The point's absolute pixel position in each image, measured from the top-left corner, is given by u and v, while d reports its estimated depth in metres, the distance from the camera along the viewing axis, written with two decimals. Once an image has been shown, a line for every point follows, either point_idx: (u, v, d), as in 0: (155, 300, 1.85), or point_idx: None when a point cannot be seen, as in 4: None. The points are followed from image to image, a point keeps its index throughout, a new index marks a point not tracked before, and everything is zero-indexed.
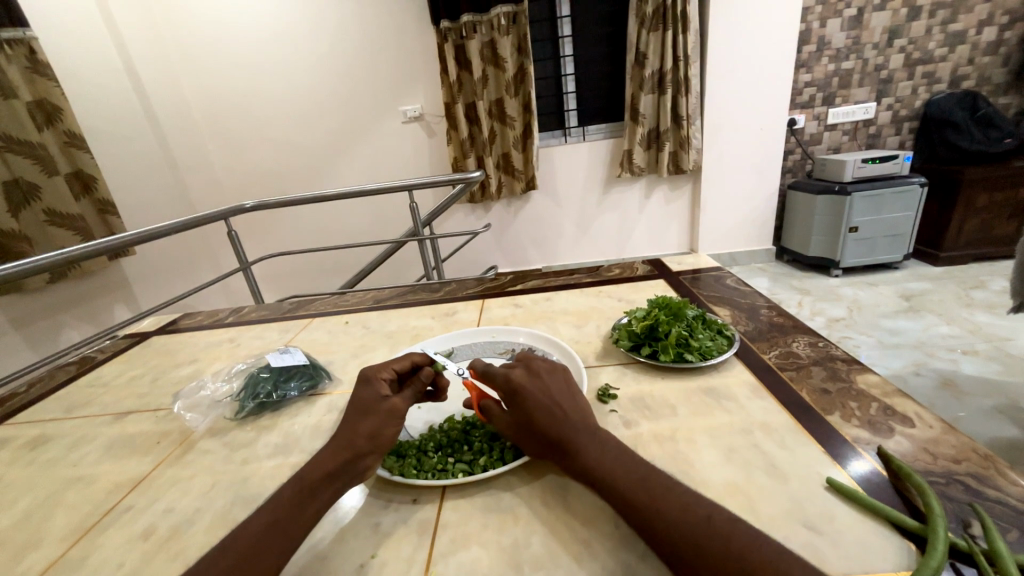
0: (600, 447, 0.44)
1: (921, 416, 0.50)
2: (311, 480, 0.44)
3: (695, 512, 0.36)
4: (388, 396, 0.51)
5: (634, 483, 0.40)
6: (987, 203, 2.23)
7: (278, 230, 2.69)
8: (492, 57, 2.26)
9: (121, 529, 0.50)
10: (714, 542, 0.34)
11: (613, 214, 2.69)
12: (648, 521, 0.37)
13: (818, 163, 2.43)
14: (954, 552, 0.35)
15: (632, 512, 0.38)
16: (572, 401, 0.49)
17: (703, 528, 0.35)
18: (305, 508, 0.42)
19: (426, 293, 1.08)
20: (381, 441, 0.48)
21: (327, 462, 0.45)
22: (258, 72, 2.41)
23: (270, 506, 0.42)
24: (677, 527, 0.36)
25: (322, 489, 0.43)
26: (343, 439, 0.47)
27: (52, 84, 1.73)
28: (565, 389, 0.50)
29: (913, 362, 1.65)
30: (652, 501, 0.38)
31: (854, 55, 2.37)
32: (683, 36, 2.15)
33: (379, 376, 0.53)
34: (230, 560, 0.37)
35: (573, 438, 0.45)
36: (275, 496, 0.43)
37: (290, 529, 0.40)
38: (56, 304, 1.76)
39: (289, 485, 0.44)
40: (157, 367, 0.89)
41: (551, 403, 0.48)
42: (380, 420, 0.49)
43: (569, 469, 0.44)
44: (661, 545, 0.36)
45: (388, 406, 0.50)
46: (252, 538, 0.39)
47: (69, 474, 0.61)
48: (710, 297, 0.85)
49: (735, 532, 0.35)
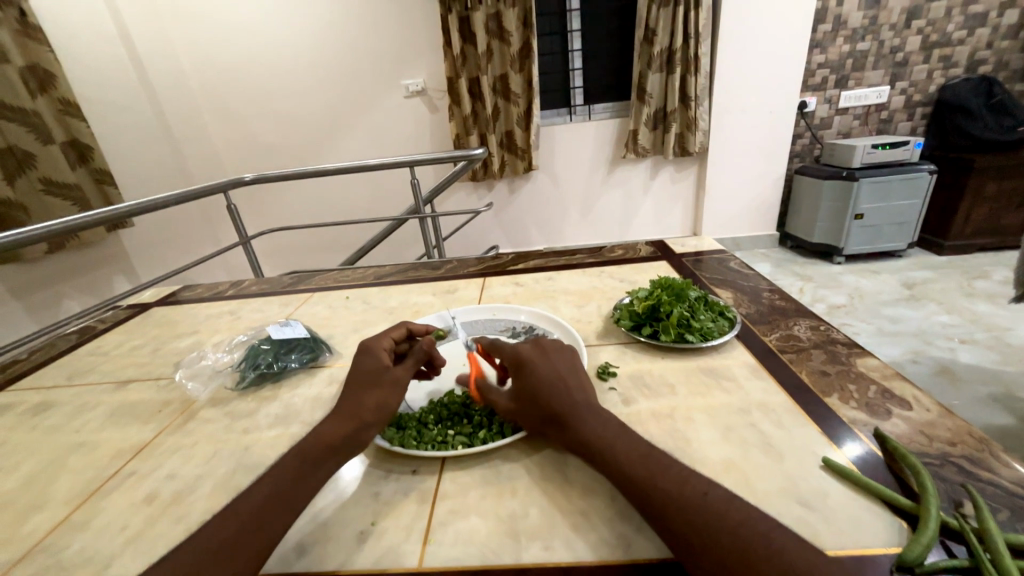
0: (601, 423, 0.44)
1: (919, 400, 0.51)
2: (314, 450, 0.44)
3: (692, 488, 0.37)
4: (390, 367, 0.52)
5: (632, 458, 0.40)
6: (995, 192, 2.20)
7: (278, 205, 2.66)
8: (497, 30, 2.19)
9: (124, 493, 0.51)
10: (710, 517, 0.34)
11: (617, 196, 2.66)
12: (645, 494, 0.38)
13: (827, 148, 2.39)
14: (945, 530, 0.36)
15: (629, 484, 0.39)
16: (577, 380, 0.49)
17: (700, 503, 0.35)
18: (308, 478, 0.43)
19: (426, 270, 1.08)
20: (385, 412, 0.48)
21: (330, 433, 0.46)
22: (256, 41, 2.34)
23: (270, 477, 0.42)
24: (674, 501, 0.36)
25: (325, 460, 0.44)
26: (346, 411, 0.48)
27: (45, 48, 1.69)
28: (573, 369, 0.50)
29: (911, 350, 1.66)
30: (650, 476, 0.38)
31: (870, 36, 2.30)
32: (694, 13, 2.09)
33: (380, 346, 0.54)
34: (231, 530, 0.38)
35: (575, 413, 0.45)
36: (276, 466, 0.43)
37: (294, 498, 0.41)
38: (56, 274, 1.76)
39: (290, 454, 0.44)
40: (157, 338, 0.90)
41: (558, 379, 0.48)
42: (384, 392, 0.49)
43: (567, 442, 0.45)
44: (656, 517, 0.36)
45: (391, 376, 0.51)
46: (255, 507, 0.40)
47: (72, 440, 0.62)
48: (713, 280, 0.85)
49: (731, 509, 0.35)
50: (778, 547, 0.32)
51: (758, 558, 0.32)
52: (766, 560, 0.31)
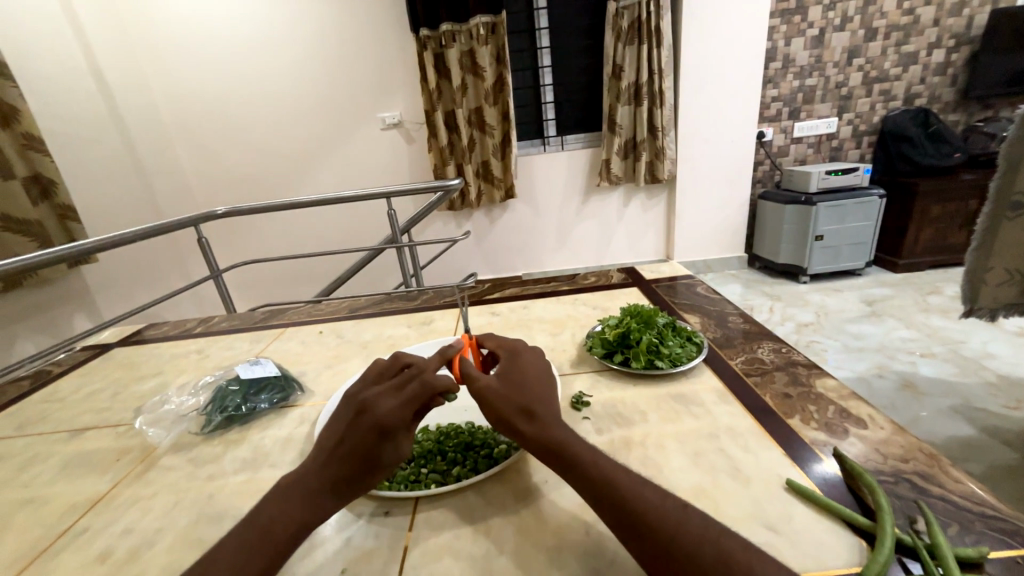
0: (577, 435, 0.45)
1: (873, 418, 0.53)
2: (307, 495, 0.43)
3: (672, 501, 0.38)
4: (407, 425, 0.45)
5: (612, 469, 0.41)
6: (939, 213, 2.37)
7: (252, 237, 2.62)
8: (471, 66, 2.28)
9: (75, 552, 0.48)
10: (690, 528, 0.36)
11: (592, 222, 2.74)
12: (623, 503, 0.38)
13: (785, 175, 2.53)
14: (901, 547, 0.38)
15: (605, 493, 0.39)
16: (550, 388, 0.50)
17: (680, 515, 0.37)
18: (294, 523, 0.41)
19: (403, 301, 1.08)
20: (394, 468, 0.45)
21: (327, 478, 0.43)
22: (232, 75, 2.36)
23: (250, 520, 0.41)
24: (651, 506, 0.37)
25: (318, 504, 0.42)
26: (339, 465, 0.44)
27: (8, 83, 1.65)
28: (549, 378, 0.51)
29: (875, 364, 1.73)
30: (631, 486, 0.39)
31: (816, 73, 2.49)
32: (657, 50, 2.22)
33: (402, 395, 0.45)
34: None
35: (551, 417, 0.46)
36: (259, 506, 0.43)
37: (275, 543, 0.39)
38: (10, 314, 1.67)
39: (278, 495, 0.43)
40: (118, 380, 0.86)
41: (537, 380, 0.49)
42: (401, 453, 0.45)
43: (530, 437, 0.44)
44: (633, 526, 0.37)
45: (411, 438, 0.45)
46: (232, 551, 0.39)
47: (19, 496, 0.58)
48: (682, 305, 0.88)
49: (709, 522, 0.37)
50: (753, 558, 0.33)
51: (738, 568, 0.33)
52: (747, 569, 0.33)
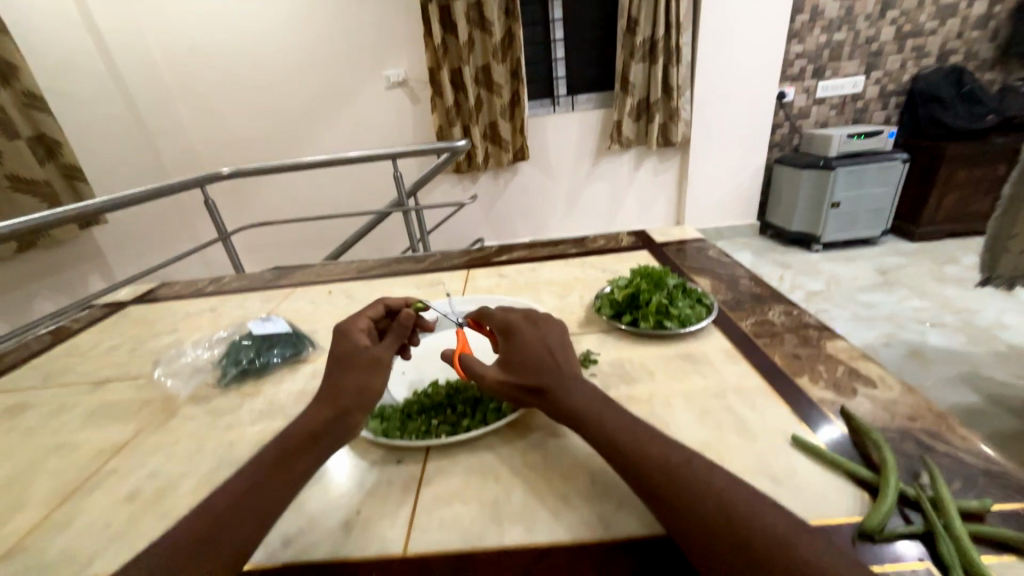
0: (586, 395, 0.45)
1: (883, 378, 0.53)
2: (295, 441, 0.44)
3: (676, 456, 0.38)
4: (368, 346, 0.51)
5: (619, 428, 0.42)
6: (964, 180, 2.28)
7: (258, 200, 2.61)
8: (478, 19, 2.17)
9: (105, 492, 0.50)
10: (693, 482, 0.36)
11: (602, 187, 2.68)
12: (629, 462, 0.39)
13: (805, 138, 2.43)
14: (904, 500, 0.38)
15: (614, 454, 0.40)
16: (565, 356, 0.50)
17: (684, 469, 0.37)
18: (289, 471, 0.42)
19: (410, 263, 1.07)
20: (367, 393, 0.48)
21: (310, 422, 0.45)
22: (230, 29, 2.27)
23: (252, 470, 0.42)
24: (656, 463, 0.38)
25: (307, 448, 0.44)
26: (326, 396, 0.48)
27: (2, 37, 1.60)
28: (559, 344, 0.51)
29: (885, 333, 1.71)
30: (636, 444, 0.40)
31: (846, 26, 2.33)
32: (675, 2, 2.09)
33: (355, 328, 0.53)
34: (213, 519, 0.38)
35: (562, 384, 0.46)
36: (259, 457, 0.43)
37: (277, 491, 0.41)
38: (26, 274, 1.70)
39: (272, 446, 0.44)
40: (135, 337, 0.88)
41: (539, 354, 0.49)
42: (362, 372, 0.49)
43: (551, 410, 0.46)
44: (640, 483, 0.38)
45: (370, 356, 0.50)
46: (236, 499, 0.39)
47: (49, 442, 0.61)
48: (692, 268, 0.87)
49: (712, 475, 0.36)
50: (756, 508, 0.33)
51: (736, 518, 0.33)
52: (746, 519, 0.33)
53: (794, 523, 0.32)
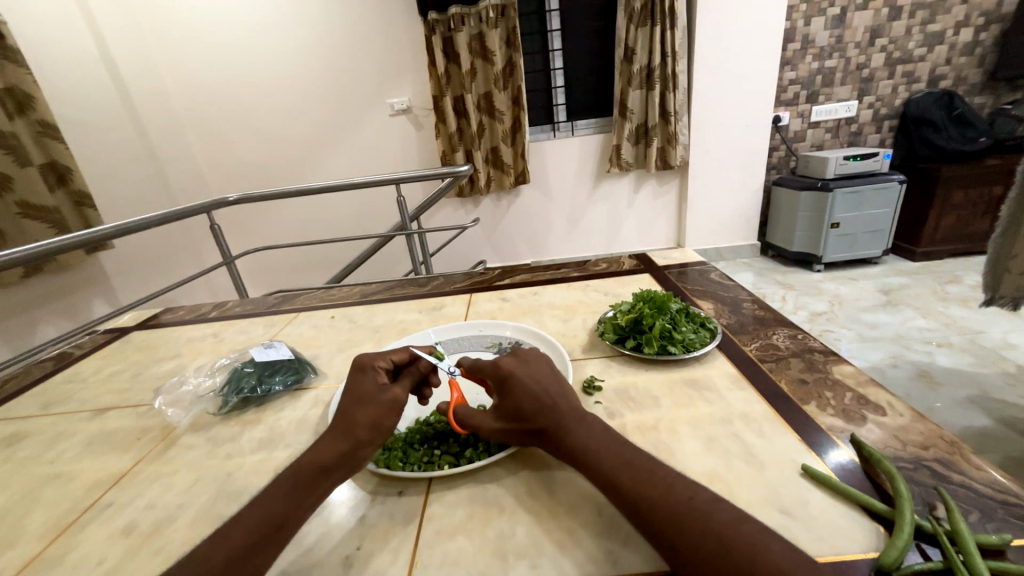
0: (589, 431, 0.45)
1: (892, 405, 0.52)
2: (304, 473, 0.43)
3: (677, 493, 0.37)
4: (388, 385, 0.50)
5: (619, 467, 0.41)
6: (962, 200, 2.30)
7: (263, 224, 2.64)
8: (480, 50, 2.24)
9: (100, 526, 0.49)
10: (694, 521, 0.35)
11: (602, 209, 2.71)
12: (631, 500, 0.38)
13: (801, 160, 2.47)
14: (920, 533, 0.37)
15: (616, 492, 0.39)
16: (560, 393, 0.49)
17: (685, 507, 0.36)
18: (297, 503, 0.42)
19: (413, 287, 1.08)
20: (380, 430, 0.47)
21: (321, 454, 0.45)
22: (241, 62, 2.35)
23: (261, 501, 0.42)
24: (657, 502, 0.37)
25: (316, 480, 0.43)
26: (341, 428, 0.47)
27: (23, 71, 1.67)
28: (549, 381, 0.49)
29: (891, 354, 1.70)
30: (636, 483, 0.39)
31: (837, 54, 2.41)
32: (671, 32, 2.17)
33: (376, 364, 0.52)
34: (225, 554, 0.37)
35: (561, 424, 0.45)
36: (269, 487, 0.43)
37: (285, 524, 0.40)
38: (32, 299, 1.71)
39: (282, 476, 0.44)
40: (136, 363, 0.88)
41: (534, 397, 0.47)
42: (380, 410, 0.48)
43: (555, 451, 0.45)
44: (644, 524, 0.37)
45: (389, 395, 0.49)
46: (245, 533, 0.39)
47: (46, 472, 0.60)
48: (695, 291, 0.87)
49: (715, 511, 0.35)
50: (758, 547, 0.32)
51: (739, 559, 0.32)
52: (751, 560, 0.32)
53: (802, 564, 0.31)
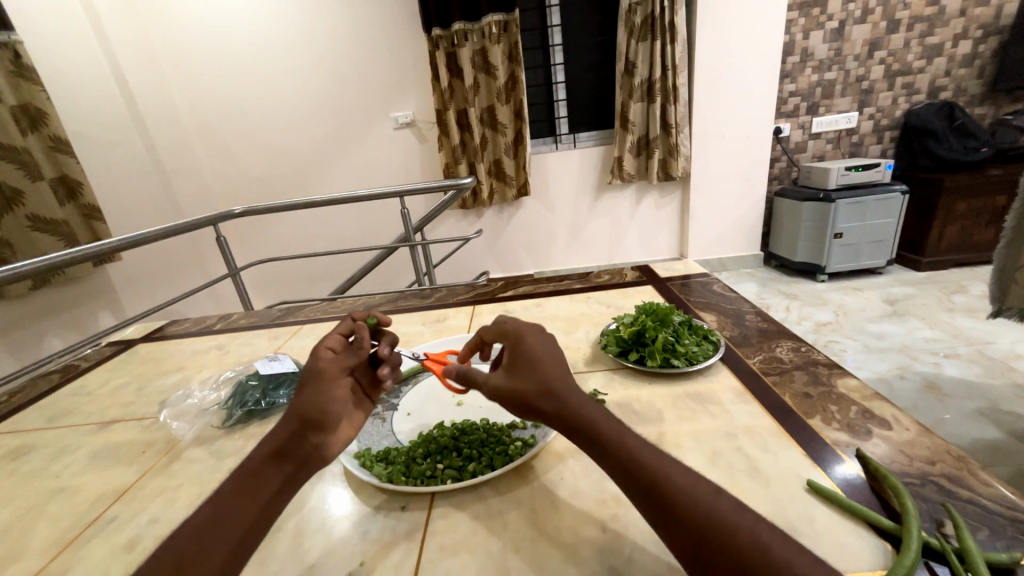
0: (600, 409, 0.43)
1: (898, 419, 0.52)
2: (255, 471, 0.43)
3: (703, 485, 0.37)
4: (322, 366, 0.48)
5: (642, 449, 0.40)
6: (966, 210, 2.30)
7: (268, 236, 2.67)
8: (483, 65, 2.28)
9: (105, 540, 0.50)
10: (725, 520, 0.34)
11: (604, 220, 2.72)
12: (656, 487, 0.37)
13: (803, 171, 2.48)
14: (928, 551, 0.37)
15: (639, 482, 0.38)
16: (559, 365, 0.46)
17: (715, 500, 0.36)
18: (250, 502, 0.41)
19: (417, 299, 1.09)
20: (322, 410, 0.46)
21: (268, 447, 0.45)
22: (249, 78, 2.41)
23: (215, 500, 0.41)
24: (685, 497, 0.36)
25: (268, 475, 0.43)
26: (285, 420, 0.46)
27: (38, 88, 1.71)
28: (549, 350, 0.47)
29: (897, 365, 1.68)
30: (662, 470, 0.38)
31: (836, 66, 2.43)
32: (671, 46, 2.20)
33: (322, 345, 0.51)
34: (174, 558, 0.37)
35: (567, 396, 0.43)
36: (222, 488, 0.42)
37: (236, 520, 0.40)
38: (38, 311, 1.73)
39: (234, 477, 0.43)
40: (141, 375, 0.88)
41: (533, 363, 0.45)
42: (312, 393, 0.47)
43: (553, 420, 0.43)
44: (669, 512, 0.36)
45: (320, 377, 0.48)
46: (196, 534, 0.38)
47: (51, 486, 0.60)
48: (697, 303, 0.87)
49: (741, 510, 0.35)
50: (789, 552, 0.32)
51: (773, 561, 0.32)
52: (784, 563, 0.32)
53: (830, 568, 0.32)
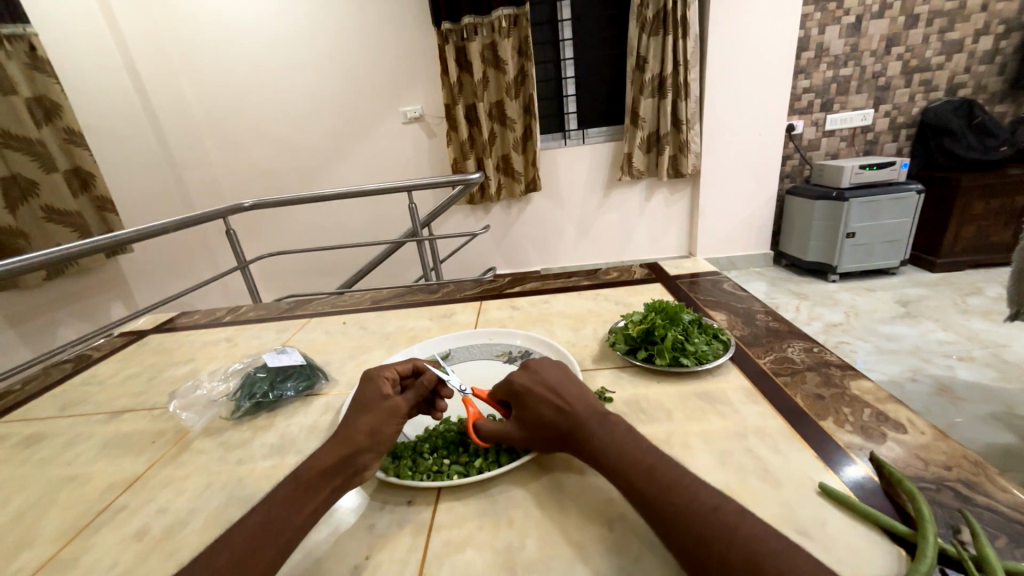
0: (611, 434, 0.45)
1: (913, 422, 0.51)
2: (308, 477, 0.44)
3: (702, 502, 0.37)
4: (389, 395, 0.52)
5: (643, 473, 0.40)
6: (983, 211, 2.25)
7: (277, 229, 2.69)
8: (492, 59, 2.26)
9: (116, 527, 0.50)
10: (720, 534, 0.34)
11: (612, 218, 2.70)
12: (654, 509, 0.38)
13: (816, 169, 2.44)
14: (944, 557, 0.36)
15: (640, 501, 0.39)
16: (577, 394, 0.49)
17: (710, 517, 0.35)
18: (301, 506, 0.42)
19: (425, 294, 1.08)
20: (381, 437, 0.48)
21: (324, 458, 0.45)
22: (259, 73, 2.42)
23: (266, 505, 0.42)
24: (681, 514, 0.36)
25: (318, 487, 0.44)
26: (344, 435, 0.48)
27: (51, 80, 1.73)
28: (562, 383, 0.50)
29: (910, 367, 1.65)
30: (660, 492, 0.38)
31: (852, 62, 2.38)
32: (683, 41, 2.16)
33: (381, 374, 0.54)
34: (226, 557, 0.37)
35: (582, 431, 0.46)
36: (274, 492, 0.43)
37: (285, 527, 0.40)
38: (52, 301, 1.75)
39: (286, 482, 0.44)
40: (152, 366, 0.89)
41: (545, 403, 0.49)
42: (378, 416, 0.49)
43: (581, 456, 0.46)
44: (669, 535, 0.36)
45: (389, 404, 0.50)
46: (247, 537, 0.39)
47: (64, 473, 0.61)
48: (707, 302, 0.86)
49: (742, 524, 0.35)
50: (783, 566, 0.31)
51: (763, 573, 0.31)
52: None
53: None
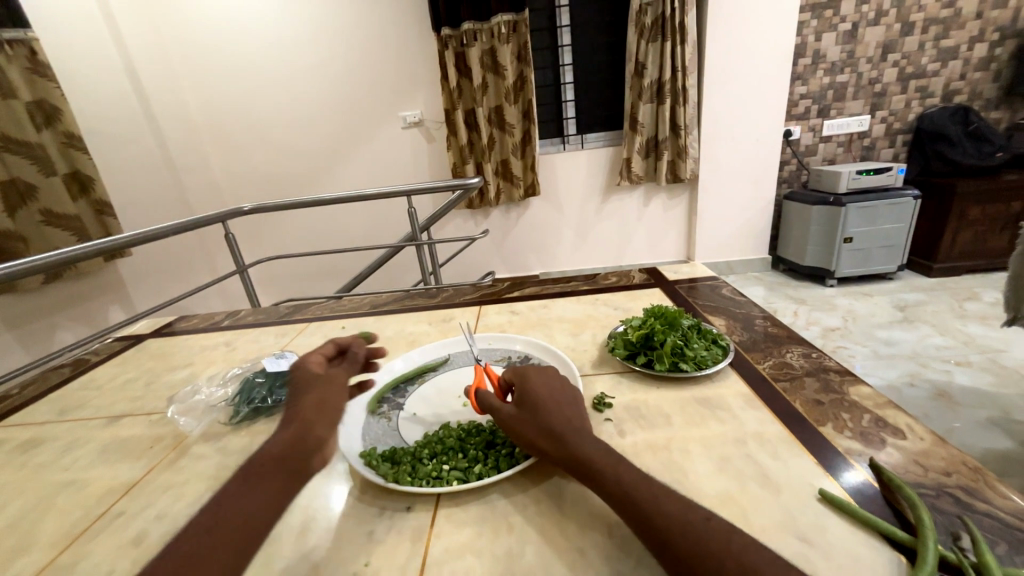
0: (599, 446, 0.45)
1: (912, 429, 0.51)
2: (262, 465, 0.43)
3: (694, 514, 0.37)
4: (323, 372, 0.54)
5: (633, 483, 0.40)
6: (979, 216, 2.26)
7: (275, 233, 2.69)
8: (492, 64, 2.28)
9: (112, 534, 0.50)
10: (714, 543, 0.34)
11: (611, 222, 2.71)
12: (644, 518, 0.38)
13: (813, 174, 2.46)
14: (943, 565, 0.36)
15: (630, 510, 0.39)
16: (580, 410, 0.50)
17: (703, 528, 0.36)
18: (259, 489, 0.41)
19: (424, 298, 1.09)
20: (330, 410, 0.49)
21: (275, 441, 0.45)
22: (259, 77, 2.43)
23: (221, 496, 0.40)
24: (673, 523, 0.36)
25: (274, 468, 0.42)
26: (290, 416, 0.48)
27: (52, 85, 1.73)
28: (571, 396, 0.51)
29: (908, 372, 1.66)
30: (653, 502, 0.38)
31: (849, 69, 2.40)
32: (681, 47, 2.17)
33: (308, 359, 0.56)
34: (187, 549, 0.36)
35: (572, 438, 0.45)
36: (227, 485, 0.41)
37: (246, 511, 0.39)
38: (50, 305, 1.75)
39: (237, 475, 0.42)
40: (150, 371, 0.89)
41: (552, 403, 0.49)
42: (321, 392, 0.51)
43: (561, 463, 0.45)
44: (660, 543, 0.36)
45: (326, 377, 0.53)
46: (207, 529, 0.37)
47: (60, 479, 0.60)
48: (706, 307, 0.86)
49: (734, 535, 0.35)
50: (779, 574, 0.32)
51: None
52: None
53: None
